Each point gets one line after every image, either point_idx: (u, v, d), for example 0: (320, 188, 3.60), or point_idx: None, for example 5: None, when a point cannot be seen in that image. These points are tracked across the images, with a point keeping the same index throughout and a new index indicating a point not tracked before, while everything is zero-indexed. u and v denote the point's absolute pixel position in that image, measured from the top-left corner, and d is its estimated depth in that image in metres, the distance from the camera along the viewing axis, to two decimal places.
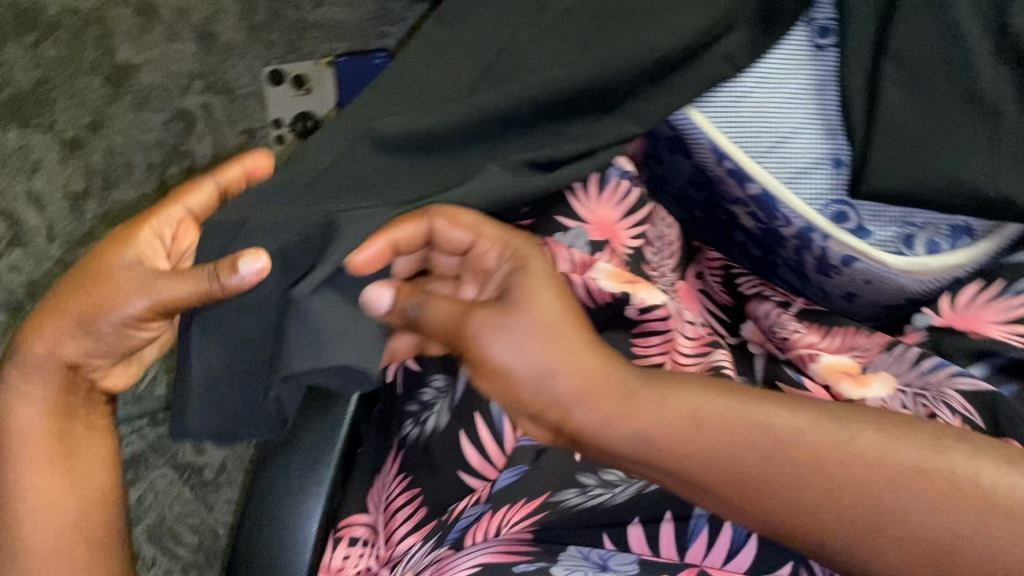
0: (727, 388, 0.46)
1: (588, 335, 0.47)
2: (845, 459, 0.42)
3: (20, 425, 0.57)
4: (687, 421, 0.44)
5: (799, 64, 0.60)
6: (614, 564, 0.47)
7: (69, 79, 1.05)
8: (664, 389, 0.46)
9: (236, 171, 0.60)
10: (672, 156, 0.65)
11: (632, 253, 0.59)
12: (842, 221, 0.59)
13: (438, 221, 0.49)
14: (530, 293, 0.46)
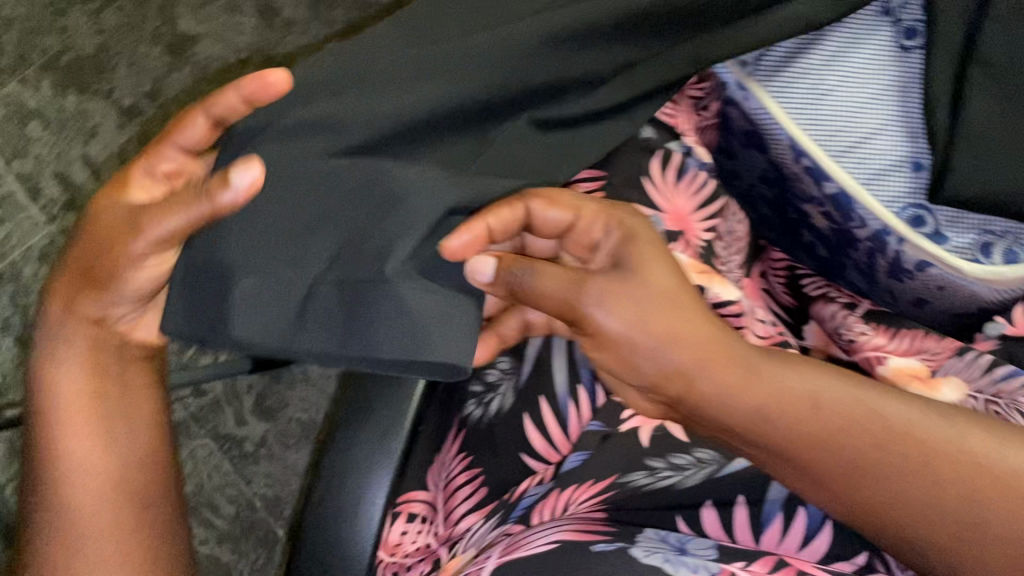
0: (831, 377, 0.47)
1: (700, 315, 0.47)
2: (940, 454, 0.44)
3: (54, 379, 0.51)
4: (806, 399, 0.46)
5: (883, 64, 0.60)
6: (693, 549, 0.46)
7: (130, 46, 1.09)
8: (780, 372, 0.47)
9: (234, 100, 0.44)
10: (746, 151, 0.63)
11: (704, 247, 0.55)
12: (918, 226, 0.59)
13: (535, 203, 0.48)
14: (651, 270, 0.47)
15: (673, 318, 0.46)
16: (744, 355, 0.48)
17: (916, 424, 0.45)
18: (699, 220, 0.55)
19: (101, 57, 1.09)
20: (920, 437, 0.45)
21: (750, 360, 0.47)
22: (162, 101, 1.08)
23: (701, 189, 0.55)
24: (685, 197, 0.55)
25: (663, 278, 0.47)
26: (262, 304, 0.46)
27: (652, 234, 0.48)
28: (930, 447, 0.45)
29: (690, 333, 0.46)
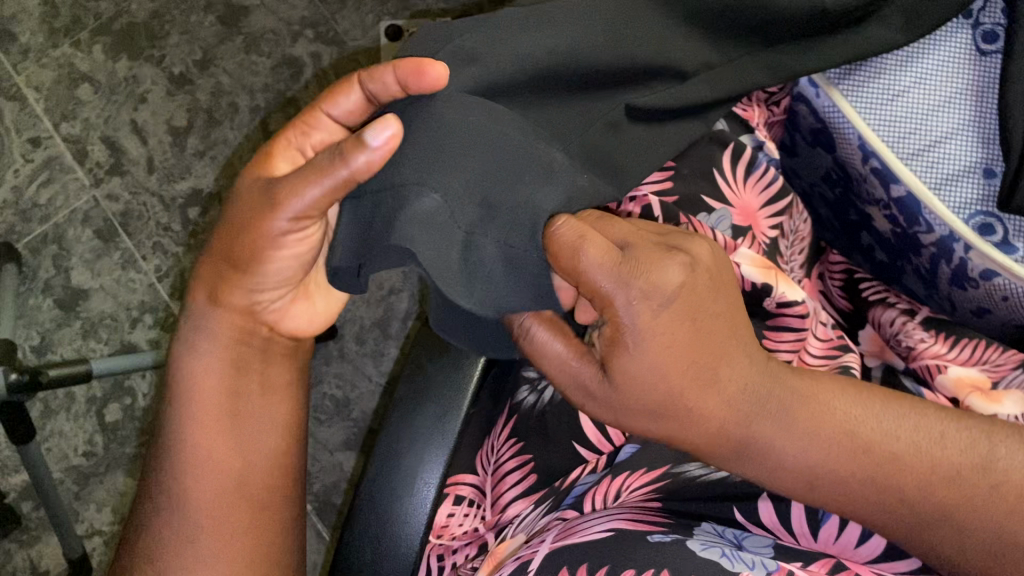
0: (837, 409, 0.44)
1: (708, 375, 0.42)
2: (950, 484, 0.42)
3: (189, 368, 0.48)
4: (824, 458, 0.43)
5: (959, 67, 0.58)
6: (750, 545, 0.45)
7: (183, 14, 1.09)
8: (757, 415, 0.43)
9: (390, 82, 0.43)
10: (812, 149, 0.64)
11: (770, 244, 0.54)
12: (987, 234, 0.57)
13: (556, 237, 0.40)
14: (648, 351, 0.41)
15: (650, 398, 0.42)
16: (747, 391, 0.43)
17: (921, 458, 0.43)
18: (767, 218, 0.54)
19: (153, 23, 1.09)
20: (972, 444, 0.43)
21: (749, 408, 0.43)
22: (212, 69, 1.08)
23: (769, 185, 0.54)
24: (754, 194, 0.54)
25: (663, 352, 0.41)
26: (433, 231, 0.40)
27: (669, 286, 0.41)
28: (940, 476, 0.43)
29: (659, 402, 0.42)
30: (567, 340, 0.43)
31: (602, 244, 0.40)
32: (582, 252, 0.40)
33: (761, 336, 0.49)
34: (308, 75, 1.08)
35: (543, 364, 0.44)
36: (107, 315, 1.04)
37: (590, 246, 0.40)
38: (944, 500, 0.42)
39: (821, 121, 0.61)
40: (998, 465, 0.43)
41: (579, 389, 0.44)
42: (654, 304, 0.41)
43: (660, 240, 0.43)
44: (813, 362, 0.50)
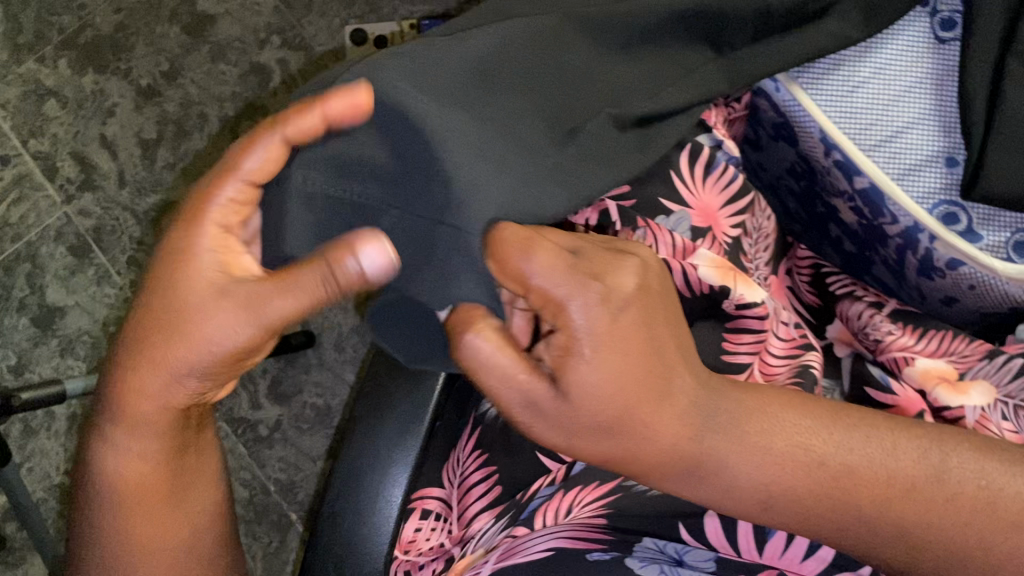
0: (787, 421, 0.43)
1: (662, 386, 0.41)
2: (906, 500, 0.42)
3: (117, 470, 0.46)
4: (777, 470, 0.42)
5: (917, 57, 0.58)
6: (690, 561, 0.46)
7: (148, 25, 1.08)
8: (709, 428, 0.42)
9: (314, 120, 0.40)
10: (774, 143, 0.63)
11: (732, 243, 0.53)
12: (951, 224, 0.57)
13: (507, 239, 0.40)
14: (604, 360, 0.40)
15: (603, 411, 0.40)
16: (696, 406, 0.42)
17: (877, 473, 0.42)
18: (727, 217, 0.54)
19: (118, 35, 1.08)
20: (924, 456, 0.42)
21: (697, 419, 0.42)
22: (179, 79, 1.08)
23: (730, 184, 0.54)
24: (714, 194, 0.53)
25: (618, 360, 0.40)
26: (380, 258, 0.42)
27: (624, 288, 0.40)
28: (897, 491, 0.42)
29: (614, 414, 0.40)
30: (513, 352, 0.40)
31: (554, 250, 0.40)
32: (528, 259, 0.39)
33: (721, 340, 0.50)
34: (274, 82, 1.09)
35: (483, 380, 0.41)
36: (84, 332, 1.04)
37: (539, 251, 0.39)
38: (903, 521, 0.42)
39: (781, 115, 0.60)
40: (952, 475, 0.42)
41: (523, 406, 0.41)
42: (610, 307, 0.40)
43: (604, 246, 0.43)
44: (776, 362, 0.50)
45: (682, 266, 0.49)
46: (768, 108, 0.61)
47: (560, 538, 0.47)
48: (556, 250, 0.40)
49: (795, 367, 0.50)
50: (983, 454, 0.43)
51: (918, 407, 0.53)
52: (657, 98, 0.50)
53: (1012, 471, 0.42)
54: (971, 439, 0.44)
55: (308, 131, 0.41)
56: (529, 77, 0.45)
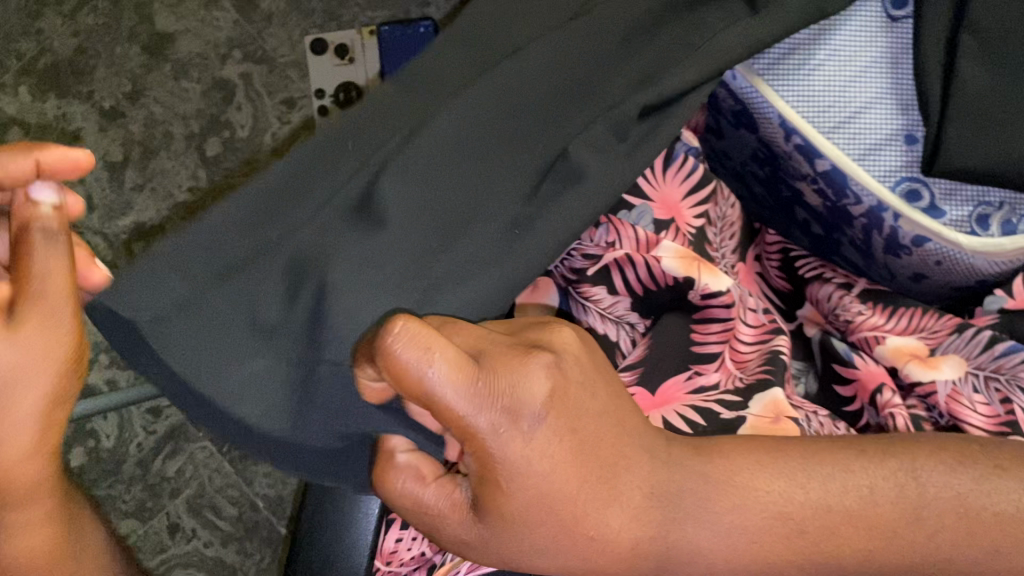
0: (756, 488, 0.41)
1: (606, 488, 0.38)
2: (886, 541, 0.41)
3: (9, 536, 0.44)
4: (744, 537, 0.40)
5: (872, 36, 0.58)
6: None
7: (107, 47, 1.09)
8: (668, 519, 0.40)
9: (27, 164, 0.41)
10: (736, 130, 0.63)
11: (696, 234, 0.54)
12: (914, 200, 0.57)
13: (409, 342, 0.34)
14: (529, 482, 0.36)
15: (541, 535, 0.37)
16: (654, 493, 0.40)
17: (850, 518, 0.40)
18: (691, 208, 0.54)
19: (78, 58, 1.09)
20: (902, 494, 0.41)
21: (654, 514, 0.39)
22: (142, 99, 1.09)
23: (690, 175, 0.54)
24: (675, 185, 0.54)
25: (546, 482, 0.37)
26: (261, 388, 0.45)
27: (540, 400, 0.36)
28: (876, 535, 0.41)
29: (552, 538, 0.38)
30: (429, 478, 0.38)
31: (453, 354, 0.34)
32: (430, 371, 0.34)
33: (689, 332, 0.51)
34: (238, 95, 1.09)
35: (405, 509, 0.39)
36: None
37: (443, 371, 0.34)
38: (881, 559, 0.41)
39: (740, 101, 0.60)
40: (927, 513, 0.41)
41: (454, 534, 0.38)
42: (521, 421, 0.35)
43: (517, 341, 0.38)
44: (745, 348, 0.51)
45: (646, 259, 0.50)
46: (727, 96, 0.61)
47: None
48: (458, 361, 0.34)
49: (762, 354, 0.50)
50: (956, 471, 0.42)
51: (880, 379, 0.54)
52: (618, 94, 0.51)
53: (988, 487, 0.41)
54: (946, 451, 0.42)
55: (14, 177, 0.41)
56: (489, 139, 0.49)
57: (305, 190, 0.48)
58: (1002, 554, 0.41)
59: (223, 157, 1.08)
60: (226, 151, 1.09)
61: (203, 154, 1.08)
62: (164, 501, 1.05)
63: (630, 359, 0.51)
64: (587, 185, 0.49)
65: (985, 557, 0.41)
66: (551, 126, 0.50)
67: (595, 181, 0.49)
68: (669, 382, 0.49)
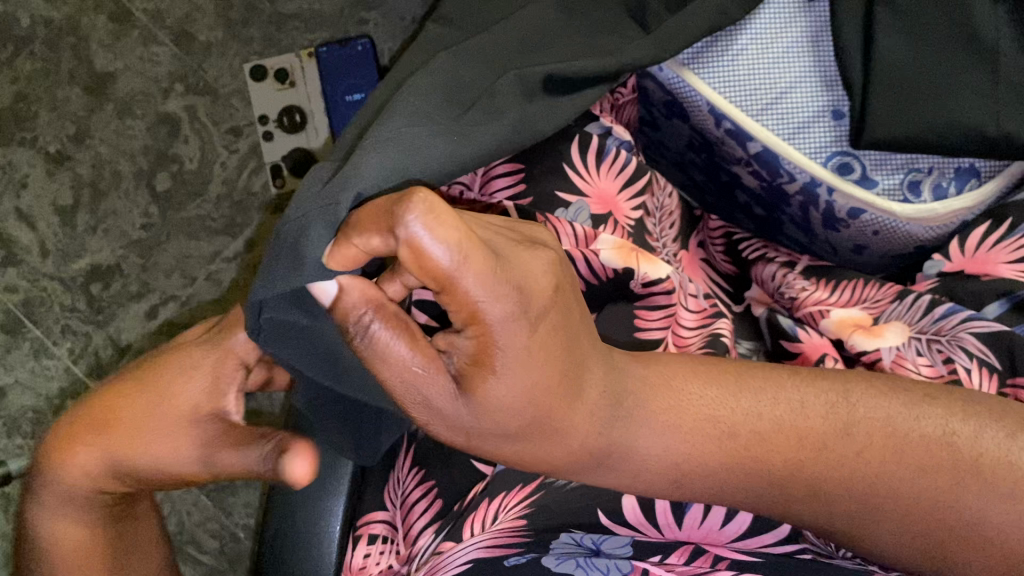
0: (690, 394, 0.41)
1: (574, 390, 0.37)
2: (820, 456, 0.41)
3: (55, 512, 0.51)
4: (705, 434, 0.41)
5: (791, 17, 0.59)
6: (607, 550, 0.45)
7: (47, 90, 1.09)
8: (618, 420, 0.39)
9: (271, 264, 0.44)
10: (669, 121, 0.64)
11: (636, 225, 0.56)
12: (846, 173, 0.58)
13: (434, 222, 0.29)
14: (518, 377, 0.34)
15: (512, 425, 0.36)
16: (608, 394, 0.38)
17: (784, 434, 0.41)
18: (627, 200, 0.56)
19: (19, 105, 1.09)
20: (833, 409, 0.42)
21: (610, 408, 0.39)
22: (88, 142, 1.09)
23: (624, 168, 0.56)
24: (610, 180, 0.56)
25: (535, 371, 0.34)
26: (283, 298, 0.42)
27: (542, 285, 0.34)
28: (807, 449, 0.41)
29: (528, 421, 0.36)
30: (414, 342, 0.35)
31: (470, 234, 0.31)
32: (450, 253, 0.30)
33: (631, 318, 0.53)
34: (184, 129, 1.10)
35: (382, 372, 0.36)
36: (28, 409, 1.06)
37: (471, 252, 0.30)
38: (815, 479, 0.41)
39: (669, 93, 0.62)
40: (857, 430, 0.41)
41: (422, 403, 0.36)
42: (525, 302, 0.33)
43: (515, 236, 0.36)
44: (688, 333, 0.52)
45: (585, 254, 0.52)
46: (656, 88, 0.62)
47: (480, 549, 0.46)
48: (480, 243, 0.31)
49: (704, 335, 0.52)
50: (885, 395, 0.42)
51: (822, 349, 0.54)
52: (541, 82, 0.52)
53: (916, 412, 0.41)
54: (877, 381, 0.43)
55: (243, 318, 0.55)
56: (441, 101, 0.49)
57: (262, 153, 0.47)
58: (930, 480, 0.40)
59: (174, 192, 1.09)
60: (177, 186, 1.09)
61: (153, 190, 1.09)
62: None
63: None
64: (498, 126, 0.50)
65: (940, 507, 0.40)
66: (489, 96, 0.51)
67: (513, 119, 0.50)
68: None
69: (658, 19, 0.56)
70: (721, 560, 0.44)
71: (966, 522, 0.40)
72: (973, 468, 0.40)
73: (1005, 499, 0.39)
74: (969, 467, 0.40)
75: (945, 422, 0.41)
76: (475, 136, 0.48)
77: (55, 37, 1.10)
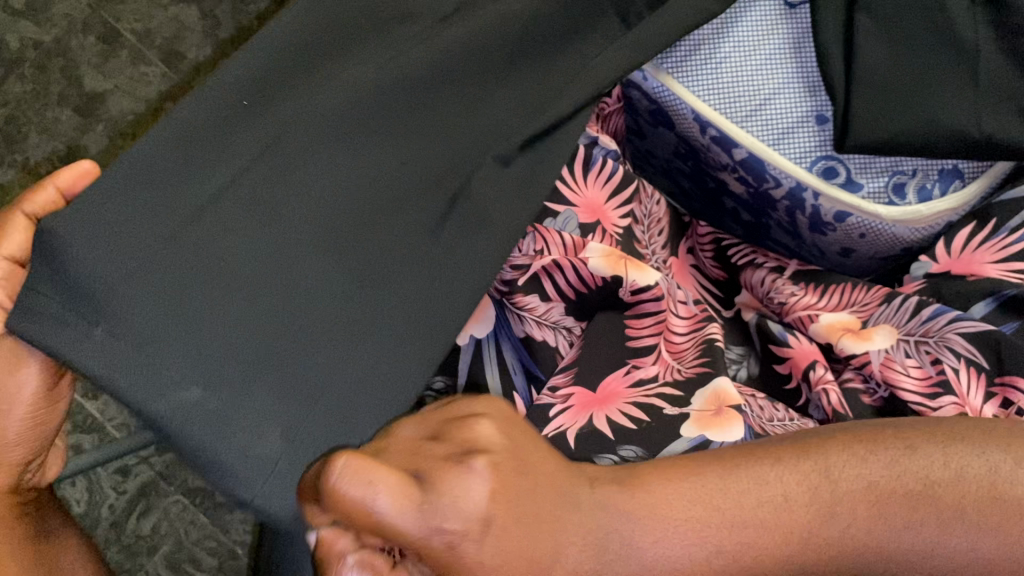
0: (675, 517, 0.34)
1: (540, 550, 0.31)
2: (807, 546, 0.35)
3: None
4: (710, 569, 0.34)
5: (773, 24, 0.60)
6: None
7: (37, 112, 1.10)
8: (607, 567, 0.32)
9: (51, 194, 0.52)
10: (655, 129, 0.65)
11: (624, 233, 0.57)
12: (831, 177, 0.59)
13: (354, 476, 0.28)
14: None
15: None
16: (584, 540, 0.32)
17: (773, 536, 0.35)
18: (615, 209, 0.57)
19: (9, 127, 1.09)
20: (814, 492, 0.36)
21: (597, 564, 0.32)
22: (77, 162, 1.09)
23: (611, 177, 0.57)
24: (598, 189, 0.57)
25: (500, 563, 0.30)
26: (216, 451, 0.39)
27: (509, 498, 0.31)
28: (798, 542, 0.35)
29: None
30: None
31: (408, 481, 0.29)
32: (380, 506, 0.28)
33: (624, 328, 0.54)
34: None
35: None
36: None
37: (400, 491, 0.28)
38: (808, 566, 0.35)
39: (655, 101, 0.62)
40: (840, 509, 0.36)
41: None
42: (477, 532, 0.29)
43: (454, 437, 0.32)
44: (680, 339, 0.54)
45: (573, 262, 0.53)
46: (642, 97, 0.62)
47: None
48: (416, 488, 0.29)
49: (697, 341, 0.53)
50: (866, 459, 0.37)
51: (812, 356, 0.55)
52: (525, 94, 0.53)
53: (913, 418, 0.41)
54: (861, 433, 0.39)
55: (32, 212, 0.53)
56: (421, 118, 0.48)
57: (187, 134, 0.43)
58: (914, 530, 0.36)
59: None
60: None
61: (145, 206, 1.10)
62: (142, 560, 1.05)
63: (565, 361, 0.53)
64: (488, 234, 0.49)
65: (938, 556, 0.35)
66: (478, 110, 0.51)
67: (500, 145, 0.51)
68: (611, 377, 0.52)
69: (638, 17, 0.56)
70: None
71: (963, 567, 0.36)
72: (955, 508, 0.36)
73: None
74: (952, 505, 0.36)
75: (925, 473, 0.37)
76: (462, 155, 0.50)
77: (43, 59, 1.11)
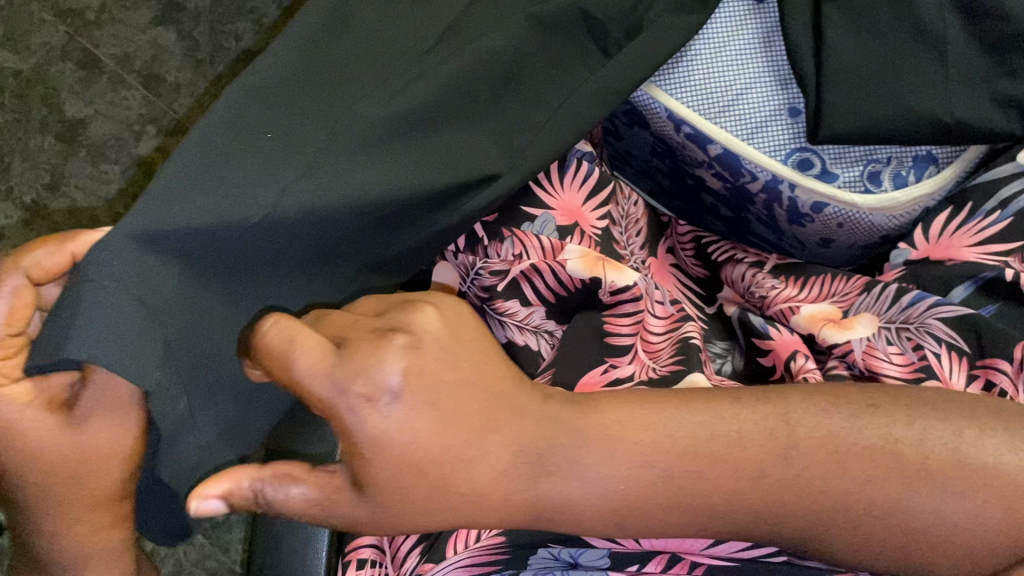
0: (632, 437, 0.42)
1: (477, 444, 0.41)
2: (766, 484, 0.41)
3: None
4: (657, 481, 0.41)
5: (740, 21, 0.60)
6: (584, 562, 0.47)
7: (20, 141, 1.11)
8: (541, 476, 0.41)
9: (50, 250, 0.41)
10: (630, 129, 0.65)
11: (602, 234, 0.57)
12: (807, 169, 0.59)
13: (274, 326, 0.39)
14: (401, 446, 0.39)
15: (417, 492, 0.40)
16: (528, 450, 0.41)
17: (745, 455, 0.42)
18: (592, 211, 0.57)
19: None
20: (771, 436, 0.42)
21: (531, 470, 0.41)
22: (63, 189, 1.11)
23: (586, 180, 0.57)
24: (574, 192, 0.57)
25: (415, 431, 0.39)
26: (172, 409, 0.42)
27: (430, 390, 0.40)
28: (754, 473, 0.41)
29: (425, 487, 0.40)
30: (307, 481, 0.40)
31: (320, 347, 0.39)
32: (295, 360, 0.39)
33: (602, 324, 0.53)
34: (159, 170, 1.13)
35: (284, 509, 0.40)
36: None
37: (302, 347, 0.39)
38: (762, 502, 0.41)
39: (629, 102, 0.62)
40: (814, 440, 0.42)
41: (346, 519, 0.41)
42: (384, 410, 0.39)
43: (378, 326, 0.41)
44: (656, 338, 0.53)
45: (551, 266, 0.54)
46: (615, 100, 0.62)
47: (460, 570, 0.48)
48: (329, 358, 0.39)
49: (672, 339, 0.53)
50: (833, 410, 0.42)
51: (793, 346, 0.55)
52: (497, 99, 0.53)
53: (883, 393, 0.44)
54: (822, 395, 0.44)
55: (54, 269, 0.41)
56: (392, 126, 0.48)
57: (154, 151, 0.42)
58: (881, 484, 0.41)
59: None
60: None
61: None
62: None
63: (544, 364, 0.54)
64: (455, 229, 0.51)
65: (917, 509, 0.40)
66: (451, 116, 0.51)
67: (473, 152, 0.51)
68: (588, 375, 0.51)
69: (618, 46, 0.55)
70: (696, 565, 0.46)
71: (924, 521, 0.40)
72: (921, 469, 0.41)
73: (962, 495, 0.40)
74: (920, 468, 0.41)
75: (892, 430, 0.42)
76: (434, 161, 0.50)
77: (23, 87, 1.11)
